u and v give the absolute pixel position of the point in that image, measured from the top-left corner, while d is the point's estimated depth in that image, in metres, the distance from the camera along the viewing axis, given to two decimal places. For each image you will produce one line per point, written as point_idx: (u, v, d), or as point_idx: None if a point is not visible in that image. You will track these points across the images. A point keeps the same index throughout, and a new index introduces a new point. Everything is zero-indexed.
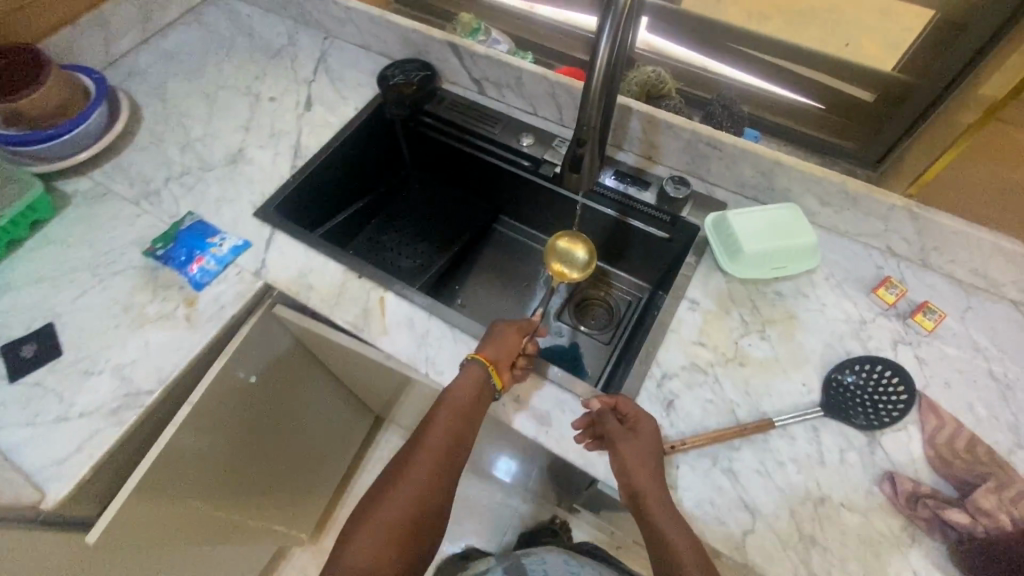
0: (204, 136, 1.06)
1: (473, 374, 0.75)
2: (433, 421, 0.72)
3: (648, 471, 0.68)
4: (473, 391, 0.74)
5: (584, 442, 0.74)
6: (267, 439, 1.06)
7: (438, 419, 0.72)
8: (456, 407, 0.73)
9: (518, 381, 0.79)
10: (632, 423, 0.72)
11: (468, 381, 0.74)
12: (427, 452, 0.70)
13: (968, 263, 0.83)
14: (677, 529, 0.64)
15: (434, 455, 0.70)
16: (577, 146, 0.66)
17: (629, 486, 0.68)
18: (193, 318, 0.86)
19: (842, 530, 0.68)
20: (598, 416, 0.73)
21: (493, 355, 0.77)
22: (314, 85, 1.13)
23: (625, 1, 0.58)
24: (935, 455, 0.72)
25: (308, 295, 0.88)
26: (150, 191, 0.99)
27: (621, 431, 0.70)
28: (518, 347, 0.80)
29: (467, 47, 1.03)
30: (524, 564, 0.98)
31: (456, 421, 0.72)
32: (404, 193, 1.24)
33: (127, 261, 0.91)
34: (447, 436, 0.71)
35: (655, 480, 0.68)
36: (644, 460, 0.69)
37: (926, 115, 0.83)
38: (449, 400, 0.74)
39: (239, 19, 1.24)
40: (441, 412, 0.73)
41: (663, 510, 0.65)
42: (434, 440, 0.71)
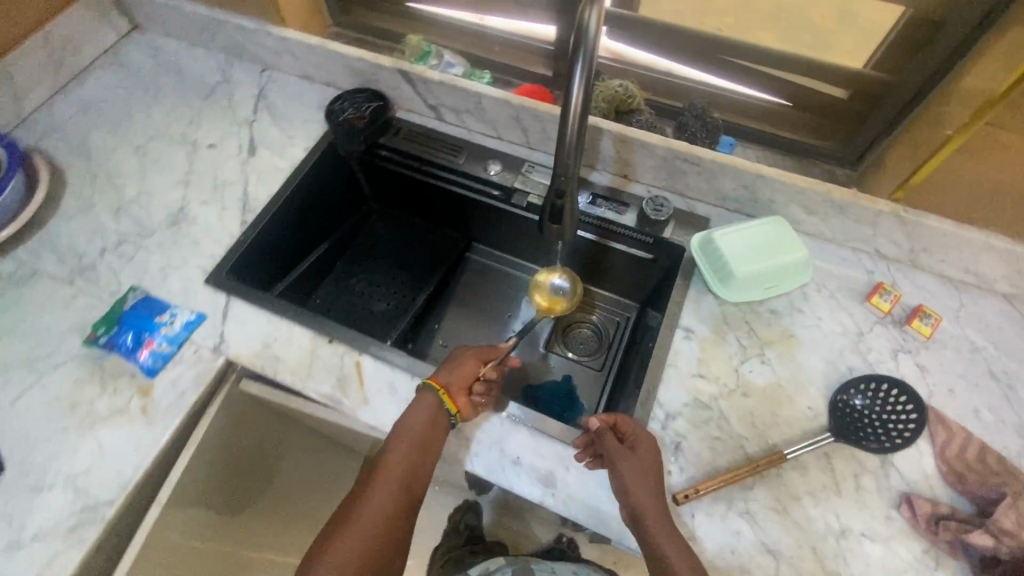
0: (139, 195, 0.96)
1: (425, 401, 0.73)
2: (389, 454, 0.69)
3: (647, 488, 0.66)
4: (432, 419, 0.71)
5: (584, 462, 0.71)
6: (239, 500, 1.00)
7: (394, 451, 0.69)
8: (413, 439, 0.70)
9: (477, 409, 0.75)
10: (631, 441, 0.70)
11: (422, 408, 0.72)
12: (383, 484, 0.67)
13: (958, 262, 0.81)
14: (674, 546, 0.62)
15: (391, 487, 0.66)
16: (555, 197, 0.61)
17: (629, 505, 0.65)
18: (150, 410, 0.77)
19: (866, 563, 0.66)
20: (597, 435, 0.70)
21: (445, 380, 0.75)
22: (255, 125, 1.03)
23: (595, 36, 0.53)
24: (948, 470, 0.70)
25: (276, 369, 0.81)
26: (85, 265, 0.89)
27: (618, 450, 0.68)
28: (473, 371, 0.78)
29: (419, 74, 0.95)
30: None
31: (412, 453, 0.69)
32: (368, 230, 1.16)
33: (67, 352, 0.81)
34: (404, 468, 0.68)
35: (655, 500, 0.65)
36: (643, 479, 0.66)
37: (904, 114, 0.80)
38: (404, 430, 0.71)
39: (163, 56, 1.13)
40: (397, 444, 0.70)
41: (665, 529, 0.63)
42: (390, 473, 0.67)
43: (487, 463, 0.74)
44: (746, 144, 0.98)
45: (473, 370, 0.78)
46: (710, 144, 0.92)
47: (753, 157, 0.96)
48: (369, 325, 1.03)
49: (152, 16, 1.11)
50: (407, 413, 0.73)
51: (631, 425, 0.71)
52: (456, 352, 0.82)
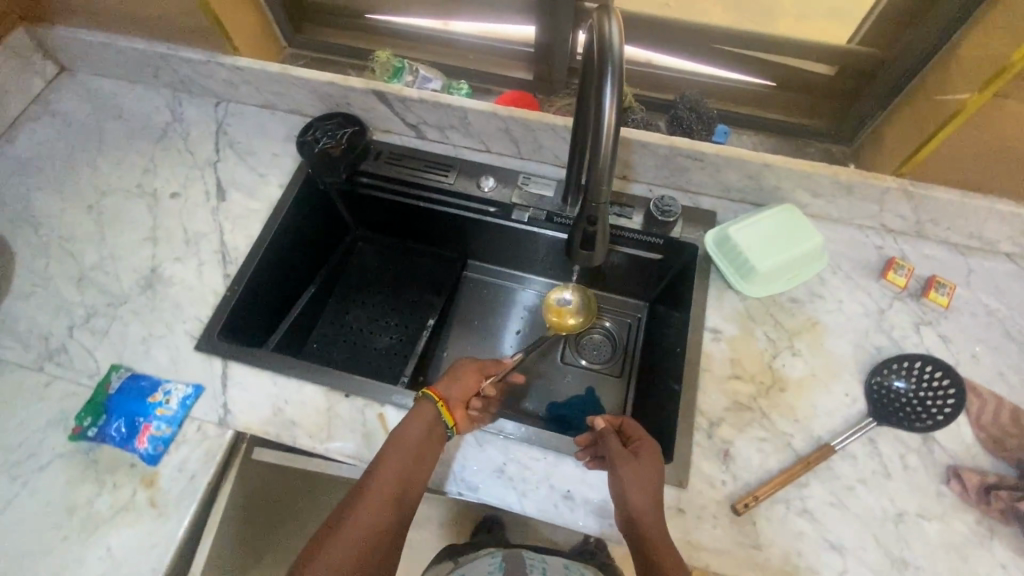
0: (102, 260, 0.86)
1: (423, 414, 0.70)
2: (381, 463, 0.67)
3: (644, 490, 0.65)
4: (428, 432, 0.69)
5: (585, 461, 0.71)
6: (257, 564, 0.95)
7: (387, 461, 0.66)
8: (409, 448, 0.67)
9: (474, 424, 0.74)
10: (634, 444, 0.70)
11: (421, 418, 0.70)
12: (371, 497, 0.64)
13: (964, 229, 0.82)
14: (664, 543, 0.62)
15: (380, 499, 0.64)
16: (587, 224, 0.57)
17: (624, 506, 0.65)
18: (160, 501, 0.70)
19: (927, 543, 0.67)
20: (601, 435, 0.70)
21: (444, 392, 0.74)
22: (220, 165, 0.94)
23: (621, 54, 0.49)
24: (986, 438, 0.72)
25: (291, 434, 0.74)
26: (52, 348, 0.79)
27: (620, 451, 0.67)
28: (470, 383, 0.78)
29: (396, 93, 0.89)
30: (523, 557, 0.93)
31: (407, 462, 0.67)
32: (355, 259, 1.08)
33: (52, 450, 0.73)
34: (396, 479, 0.65)
35: (653, 501, 0.64)
36: (644, 480, 0.66)
37: (902, 90, 0.80)
38: (399, 440, 0.68)
39: (100, 98, 1.01)
40: (391, 454, 0.67)
41: (659, 530, 0.62)
42: (383, 479, 0.65)
43: (540, 502, 0.71)
44: (738, 129, 0.96)
45: (471, 382, 0.78)
46: (706, 136, 0.90)
47: (747, 142, 0.95)
48: (375, 364, 0.98)
49: (81, 56, 1.00)
50: (405, 419, 0.71)
51: (636, 430, 0.71)
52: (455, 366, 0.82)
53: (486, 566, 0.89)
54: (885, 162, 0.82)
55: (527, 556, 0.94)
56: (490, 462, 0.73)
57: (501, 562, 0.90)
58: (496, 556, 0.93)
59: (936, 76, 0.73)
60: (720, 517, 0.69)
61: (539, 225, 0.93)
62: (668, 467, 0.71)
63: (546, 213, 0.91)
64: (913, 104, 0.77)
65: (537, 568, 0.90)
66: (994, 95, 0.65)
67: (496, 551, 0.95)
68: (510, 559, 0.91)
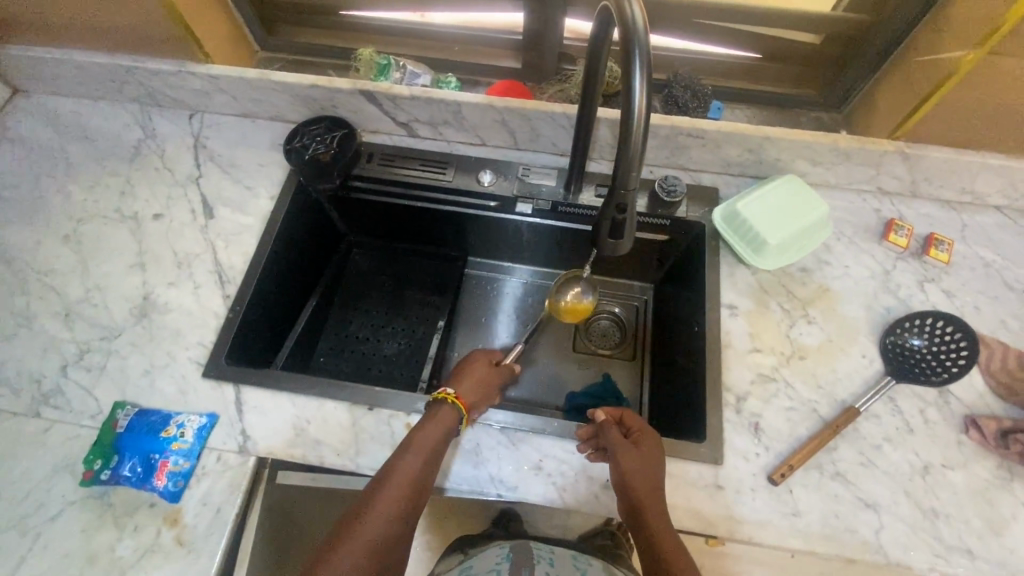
0: (88, 292, 0.81)
1: (442, 416, 0.69)
2: (395, 468, 0.64)
3: (648, 482, 0.65)
4: (443, 438, 0.67)
5: (586, 454, 0.71)
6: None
7: (401, 467, 0.64)
8: (423, 453, 0.65)
9: (479, 424, 0.74)
10: (635, 435, 0.70)
11: (435, 421, 0.68)
12: (384, 502, 0.62)
13: (956, 186, 0.85)
14: (668, 534, 0.62)
15: (393, 504, 0.62)
16: (617, 212, 0.56)
17: (627, 498, 0.65)
18: (187, 538, 0.67)
19: (954, 491, 0.70)
20: (602, 428, 0.70)
21: (461, 391, 0.73)
22: (203, 181, 0.89)
23: (650, 37, 0.49)
24: (997, 385, 0.75)
25: (317, 454, 0.72)
26: (47, 391, 0.75)
27: (621, 442, 0.67)
28: (487, 382, 0.77)
29: (385, 92, 0.85)
30: (532, 549, 0.85)
31: (421, 468, 0.65)
32: (351, 267, 1.05)
33: (64, 498, 0.69)
34: (410, 484, 0.63)
35: (655, 491, 0.65)
36: (646, 472, 0.66)
37: (892, 54, 0.81)
38: (414, 444, 0.66)
39: (62, 119, 0.95)
40: (405, 460, 0.65)
41: (661, 519, 0.63)
42: (400, 480, 0.63)
43: (581, 495, 0.71)
44: (730, 103, 0.96)
45: (486, 380, 0.77)
46: (702, 113, 0.89)
47: (741, 116, 0.95)
48: (386, 373, 0.95)
49: (35, 75, 0.92)
50: (424, 419, 0.69)
51: (637, 422, 0.72)
52: (466, 363, 0.79)
53: (492, 559, 0.82)
54: (880, 127, 0.83)
55: (534, 547, 0.87)
56: (501, 461, 0.72)
57: (507, 553, 0.83)
58: (504, 549, 0.86)
59: (929, 37, 0.74)
60: (757, 489, 0.70)
61: (543, 215, 0.91)
62: (703, 445, 0.71)
63: (550, 203, 0.89)
64: (905, 68, 0.79)
65: (545, 559, 0.81)
66: (990, 53, 0.66)
67: (504, 544, 0.89)
68: (518, 550, 0.83)
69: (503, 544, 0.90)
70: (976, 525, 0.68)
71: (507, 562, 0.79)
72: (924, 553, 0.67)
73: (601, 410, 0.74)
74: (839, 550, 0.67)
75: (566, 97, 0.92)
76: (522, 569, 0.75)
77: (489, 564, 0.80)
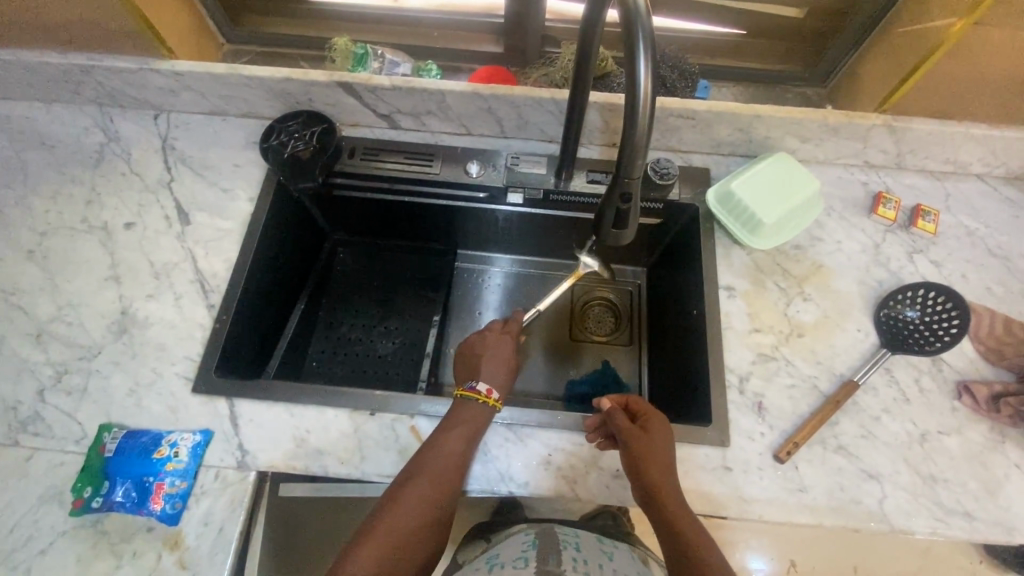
0: (60, 309, 0.76)
1: (474, 417, 0.69)
2: (436, 446, 0.66)
3: (662, 467, 0.65)
4: (479, 423, 0.69)
5: (595, 442, 0.71)
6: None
7: (436, 457, 0.65)
8: (458, 443, 0.66)
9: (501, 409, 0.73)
10: (643, 420, 0.69)
11: (467, 411, 0.69)
12: (422, 483, 0.63)
13: (940, 156, 0.86)
14: (686, 516, 0.63)
15: (424, 493, 0.63)
16: (620, 202, 0.55)
17: (640, 484, 0.65)
18: (190, 561, 0.64)
19: (950, 456, 0.72)
20: (609, 416, 0.69)
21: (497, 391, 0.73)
22: (176, 185, 0.84)
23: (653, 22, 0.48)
24: (985, 350, 0.77)
25: (320, 464, 0.69)
26: (24, 418, 0.70)
27: (630, 428, 0.67)
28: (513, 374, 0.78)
29: (366, 83, 0.81)
30: (557, 534, 0.84)
31: (462, 450, 0.66)
32: (337, 267, 1.01)
33: (55, 528, 0.65)
34: (450, 463, 0.65)
35: (669, 475, 0.65)
36: (657, 456, 0.66)
37: (877, 26, 0.82)
38: (452, 426, 0.68)
39: (14, 125, 0.88)
40: (446, 441, 0.66)
41: (677, 503, 0.63)
42: (431, 471, 0.64)
43: (593, 486, 0.70)
44: (717, 81, 0.96)
45: (513, 371, 0.78)
46: (690, 92, 0.88)
47: (728, 94, 0.95)
48: (383, 374, 0.93)
49: None
50: (453, 412, 0.69)
51: (642, 405, 0.71)
52: (498, 353, 0.78)
53: (518, 546, 0.81)
54: (866, 101, 0.84)
55: (560, 531, 0.86)
56: (510, 458, 0.71)
57: (532, 539, 0.82)
58: (530, 536, 0.85)
59: (917, 9, 0.75)
60: (765, 468, 0.70)
61: (535, 203, 0.89)
62: (709, 428, 0.72)
63: (542, 192, 0.87)
64: (891, 41, 0.79)
65: (572, 544, 0.81)
66: (974, 25, 0.66)
67: (529, 529, 0.89)
68: (543, 537, 0.82)
69: (527, 530, 0.90)
70: (972, 488, 0.70)
71: (535, 547, 0.79)
72: (926, 519, 0.69)
73: (605, 397, 0.73)
74: (846, 522, 0.68)
75: (551, 81, 0.90)
76: (549, 556, 0.75)
77: (515, 552, 0.79)
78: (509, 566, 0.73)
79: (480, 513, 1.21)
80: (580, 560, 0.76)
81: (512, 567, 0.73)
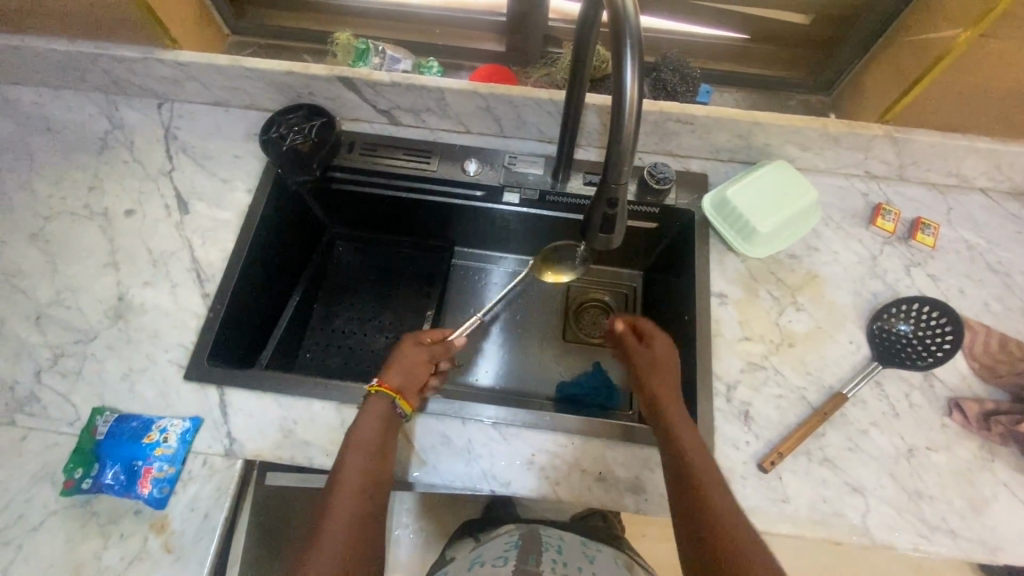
0: (59, 293, 0.78)
1: (375, 410, 0.68)
2: (342, 468, 0.65)
3: (659, 376, 0.72)
4: (385, 425, 0.68)
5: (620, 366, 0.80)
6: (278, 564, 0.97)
7: (349, 464, 0.65)
8: (367, 445, 0.66)
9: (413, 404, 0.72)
10: (648, 339, 0.77)
11: (369, 415, 0.68)
12: (343, 496, 0.63)
13: (943, 169, 0.85)
14: (691, 439, 0.65)
15: (351, 499, 0.63)
16: (606, 207, 0.55)
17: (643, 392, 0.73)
18: (175, 545, 0.66)
19: (937, 474, 0.71)
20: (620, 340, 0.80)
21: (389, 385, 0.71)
22: (176, 174, 0.85)
23: (640, 28, 0.48)
24: (979, 367, 0.76)
25: (305, 455, 0.70)
26: (21, 398, 0.72)
27: (634, 346, 0.78)
28: (411, 368, 0.74)
29: (365, 78, 0.82)
30: (541, 536, 0.85)
31: (374, 448, 0.66)
32: (335, 259, 1.03)
33: (47, 507, 0.67)
34: (361, 484, 0.64)
35: (666, 383, 0.71)
36: (654, 367, 0.73)
37: (883, 35, 0.80)
38: (356, 445, 0.66)
39: (22, 110, 0.90)
40: (353, 445, 0.66)
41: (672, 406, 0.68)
42: (350, 477, 0.64)
43: (574, 489, 0.70)
44: (719, 87, 0.95)
45: (415, 366, 0.74)
46: (691, 96, 0.87)
47: (729, 100, 0.95)
48: (375, 367, 0.94)
49: None
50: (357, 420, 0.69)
51: (652, 327, 0.78)
52: (410, 345, 0.77)
53: (501, 545, 0.82)
54: (869, 111, 0.83)
55: (544, 533, 0.86)
56: (493, 457, 0.72)
57: (516, 540, 0.83)
58: (513, 536, 0.85)
59: (924, 17, 0.73)
60: (748, 477, 0.70)
61: (531, 203, 0.89)
62: None
63: (538, 192, 0.87)
64: (896, 50, 0.78)
65: (554, 546, 0.82)
66: (981, 37, 0.66)
67: (514, 530, 0.89)
68: (526, 538, 0.83)
69: (512, 530, 0.90)
70: (958, 505, 0.70)
71: (517, 548, 0.79)
72: (909, 534, 0.68)
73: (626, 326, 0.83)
74: (828, 534, 0.68)
75: (551, 82, 0.91)
76: (530, 556, 0.76)
77: (496, 551, 0.80)
78: (488, 565, 0.74)
79: (471, 509, 1.22)
80: (560, 562, 0.76)
81: (490, 565, 0.74)
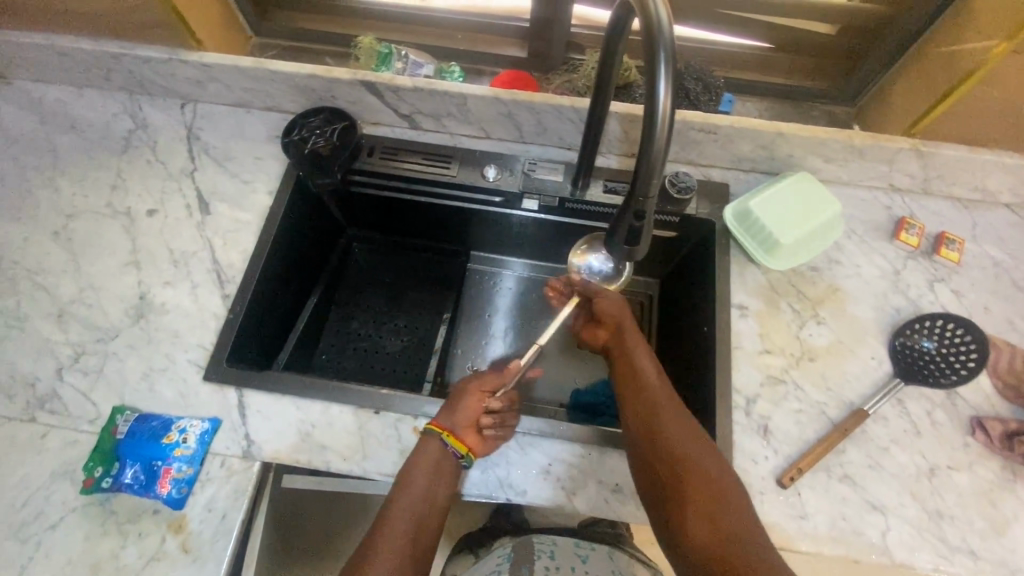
0: (81, 291, 0.79)
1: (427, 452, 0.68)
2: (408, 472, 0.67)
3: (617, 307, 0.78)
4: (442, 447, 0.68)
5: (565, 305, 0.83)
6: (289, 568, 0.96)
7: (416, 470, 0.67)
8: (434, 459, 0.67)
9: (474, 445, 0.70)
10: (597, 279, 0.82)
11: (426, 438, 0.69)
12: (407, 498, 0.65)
13: (970, 184, 0.83)
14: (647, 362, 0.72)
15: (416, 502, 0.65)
16: (633, 219, 0.55)
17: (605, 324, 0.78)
18: (192, 545, 0.66)
19: (959, 493, 0.70)
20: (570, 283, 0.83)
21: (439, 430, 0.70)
22: (198, 174, 0.86)
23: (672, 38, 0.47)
24: (1003, 385, 0.75)
25: (323, 458, 0.70)
26: (41, 395, 0.73)
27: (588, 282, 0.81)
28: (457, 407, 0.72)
29: (388, 83, 0.82)
30: (533, 543, 0.86)
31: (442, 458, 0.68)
32: (352, 261, 1.03)
33: (67, 503, 0.68)
34: (426, 491, 0.66)
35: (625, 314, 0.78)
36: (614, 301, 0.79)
37: (910, 47, 0.79)
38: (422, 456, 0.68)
39: (47, 108, 0.90)
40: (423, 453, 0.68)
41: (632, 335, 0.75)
42: (414, 482, 0.66)
43: (590, 500, 0.70)
44: (741, 96, 0.95)
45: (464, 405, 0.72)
46: (713, 105, 0.87)
47: (752, 109, 0.94)
48: (389, 371, 0.94)
49: (17, 61, 0.88)
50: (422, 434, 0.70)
51: None
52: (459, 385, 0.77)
53: (494, 559, 0.83)
54: (895, 123, 0.82)
55: (536, 541, 0.86)
56: (510, 466, 0.72)
57: (508, 552, 0.84)
58: (506, 548, 0.86)
59: (953, 29, 0.72)
60: (767, 492, 0.70)
61: (550, 209, 0.89)
62: None
63: (557, 199, 0.86)
64: (923, 62, 0.77)
65: (547, 551, 0.83)
66: (1012, 52, 0.64)
67: (505, 545, 0.88)
68: (518, 547, 0.84)
69: (505, 543, 0.90)
70: (979, 525, 0.69)
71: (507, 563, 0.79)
72: (929, 554, 0.67)
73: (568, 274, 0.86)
74: (846, 552, 0.67)
75: (573, 88, 0.90)
76: (523, 566, 0.78)
77: (490, 567, 0.81)
78: None
79: (480, 512, 1.22)
80: (553, 567, 0.78)
81: None
